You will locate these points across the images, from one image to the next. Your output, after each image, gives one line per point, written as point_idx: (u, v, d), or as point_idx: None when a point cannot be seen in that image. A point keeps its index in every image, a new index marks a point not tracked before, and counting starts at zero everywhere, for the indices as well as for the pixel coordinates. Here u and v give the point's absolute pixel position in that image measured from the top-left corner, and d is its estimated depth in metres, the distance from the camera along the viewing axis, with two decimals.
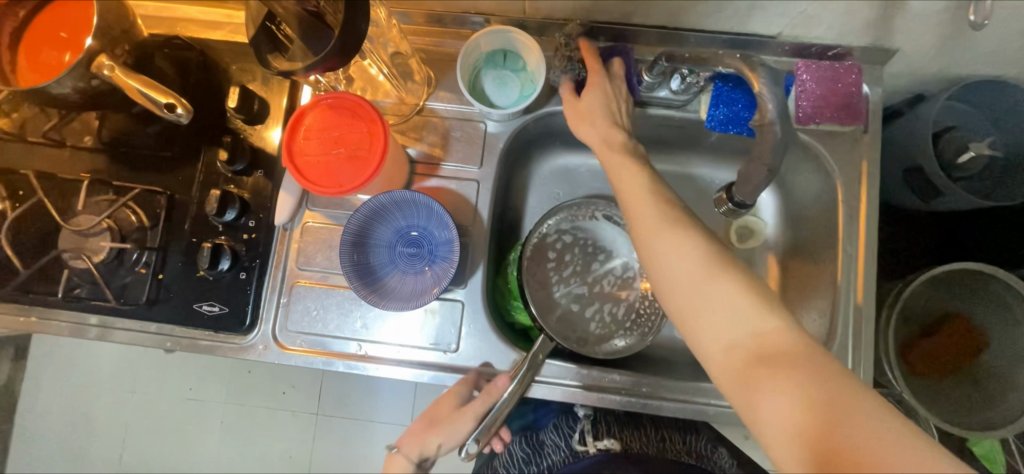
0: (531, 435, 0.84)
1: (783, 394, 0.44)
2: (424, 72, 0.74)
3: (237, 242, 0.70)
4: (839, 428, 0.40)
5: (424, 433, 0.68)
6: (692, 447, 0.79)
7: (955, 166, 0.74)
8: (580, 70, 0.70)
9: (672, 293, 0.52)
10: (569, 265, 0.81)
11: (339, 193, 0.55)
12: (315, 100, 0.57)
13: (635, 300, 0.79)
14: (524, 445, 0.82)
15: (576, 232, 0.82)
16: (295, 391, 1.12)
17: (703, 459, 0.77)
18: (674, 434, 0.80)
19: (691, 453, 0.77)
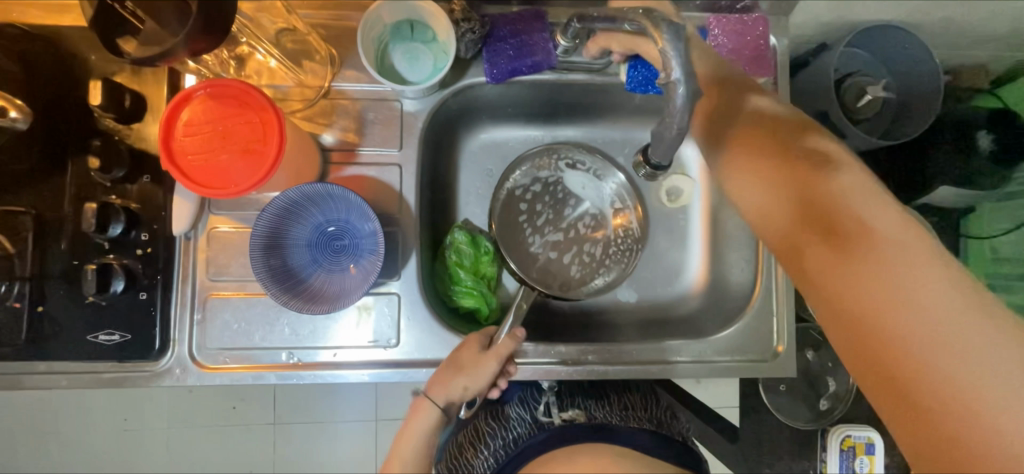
0: (498, 411, 0.82)
1: (803, 182, 0.48)
2: (326, 50, 0.67)
3: (130, 260, 0.62)
4: (866, 219, 0.44)
5: (455, 371, 0.64)
6: (656, 416, 0.80)
7: (855, 110, 0.79)
8: (495, 38, 0.67)
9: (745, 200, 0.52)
10: (541, 214, 0.83)
11: (237, 194, 0.49)
12: (189, 90, 0.49)
13: (609, 240, 0.82)
14: (490, 422, 0.80)
15: (541, 181, 0.83)
16: (245, 402, 1.03)
17: (667, 425, 0.78)
18: (638, 403, 0.81)
19: (655, 420, 0.78)
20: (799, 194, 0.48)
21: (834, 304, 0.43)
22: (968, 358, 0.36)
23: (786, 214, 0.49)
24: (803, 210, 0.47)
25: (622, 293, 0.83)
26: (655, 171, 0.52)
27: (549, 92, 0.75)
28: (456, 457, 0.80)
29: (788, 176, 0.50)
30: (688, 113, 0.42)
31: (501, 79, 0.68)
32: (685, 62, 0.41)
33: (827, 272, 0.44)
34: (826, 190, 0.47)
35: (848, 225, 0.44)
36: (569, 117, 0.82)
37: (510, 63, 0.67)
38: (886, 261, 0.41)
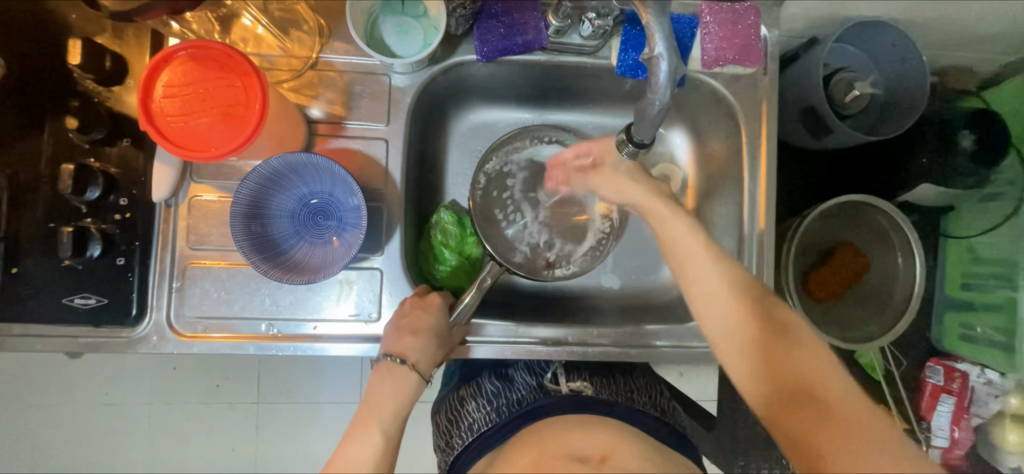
0: (503, 373, 0.79)
1: (748, 326, 0.53)
2: (313, 19, 0.66)
3: (108, 224, 0.61)
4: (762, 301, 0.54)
5: (417, 326, 0.63)
6: (659, 403, 0.75)
7: (843, 105, 0.80)
8: (487, 15, 0.66)
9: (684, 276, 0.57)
10: (524, 194, 0.82)
11: (215, 158, 0.49)
12: (170, 50, 0.48)
13: (591, 225, 0.80)
14: (495, 380, 0.77)
15: (528, 161, 0.82)
16: (229, 382, 1.03)
17: (669, 414, 0.74)
18: (643, 388, 0.76)
19: (658, 408, 0.73)
20: (748, 335, 0.53)
21: (813, 452, 0.47)
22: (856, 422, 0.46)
23: (767, 380, 0.51)
24: (734, 331, 0.53)
25: (605, 280, 0.85)
26: (638, 150, 0.51)
27: (540, 75, 0.75)
28: (456, 409, 0.76)
29: (737, 319, 0.54)
30: (670, 87, 0.44)
31: (492, 57, 0.68)
32: (670, 38, 0.43)
33: (807, 431, 0.47)
34: (723, 296, 0.55)
35: (808, 391, 0.49)
36: (559, 102, 0.82)
37: (501, 41, 0.67)
38: (786, 348, 0.51)
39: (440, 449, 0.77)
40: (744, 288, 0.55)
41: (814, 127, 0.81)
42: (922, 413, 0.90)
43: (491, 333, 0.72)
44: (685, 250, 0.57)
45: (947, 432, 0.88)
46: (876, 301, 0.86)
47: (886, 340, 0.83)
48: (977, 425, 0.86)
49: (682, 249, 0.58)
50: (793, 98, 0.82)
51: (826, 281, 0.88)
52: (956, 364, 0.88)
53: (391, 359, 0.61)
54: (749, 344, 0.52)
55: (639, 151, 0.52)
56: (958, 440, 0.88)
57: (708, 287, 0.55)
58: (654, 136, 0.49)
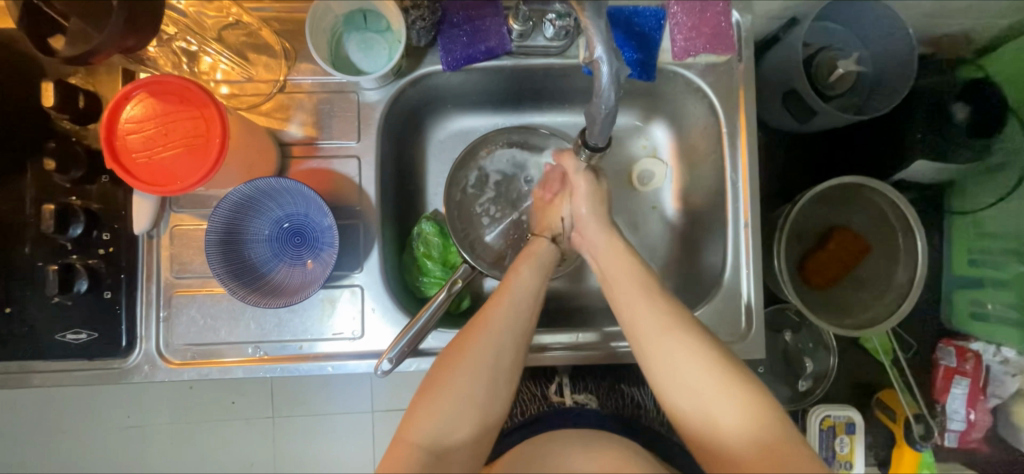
0: None
1: (695, 375, 0.51)
2: (279, 42, 0.67)
3: (94, 259, 0.63)
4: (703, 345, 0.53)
5: (552, 207, 0.73)
6: (665, 418, 0.73)
7: (828, 84, 0.77)
8: (448, 24, 0.66)
9: (624, 312, 0.58)
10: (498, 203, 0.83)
11: (182, 190, 0.50)
12: (129, 88, 0.49)
13: None
14: None
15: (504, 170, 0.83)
16: (245, 397, 1.05)
17: (675, 431, 0.72)
18: (651, 403, 0.73)
19: (663, 422, 0.72)
20: (695, 385, 0.51)
21: None
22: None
23: (714, 429, 0.50)
24: (682, 381, 0.52)
25: (596, 280, 0.84)
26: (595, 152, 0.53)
27: (510, 79, 0.74)
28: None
29: (683, 371, 0.52)
30: (615, 89, 0.44)
31: (458, 66, 0.68)
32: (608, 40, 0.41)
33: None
34: (662, 345, 0.54)
35: (755, 444, 0.48)
36: (535, 105, 0.81)
37: (465, 49, 0.66)
38: (738, 392, 0.50)
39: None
40: (684, 331, 0.54)
41: (798, 111, 0.78)
42: (936, 395, 0.88)
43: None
44: (627, 294, 0.59)
45: (964, 415, 0.85)
46: (877, 284, 0.84)
47: (890, 324, 0.80)
48: (995, 406, 0.83)
49: (627, 302, 0.58)
50: (775, 81, 0.79)
51: (824, 266, 0.85)
52: (969, 345, 0.85)
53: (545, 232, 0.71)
54: (697, 394, 0.51)
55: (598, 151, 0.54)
56: (977, 422, 0.85)
57: (654, 335, 0.55)
58: (608, 137, 0.50)
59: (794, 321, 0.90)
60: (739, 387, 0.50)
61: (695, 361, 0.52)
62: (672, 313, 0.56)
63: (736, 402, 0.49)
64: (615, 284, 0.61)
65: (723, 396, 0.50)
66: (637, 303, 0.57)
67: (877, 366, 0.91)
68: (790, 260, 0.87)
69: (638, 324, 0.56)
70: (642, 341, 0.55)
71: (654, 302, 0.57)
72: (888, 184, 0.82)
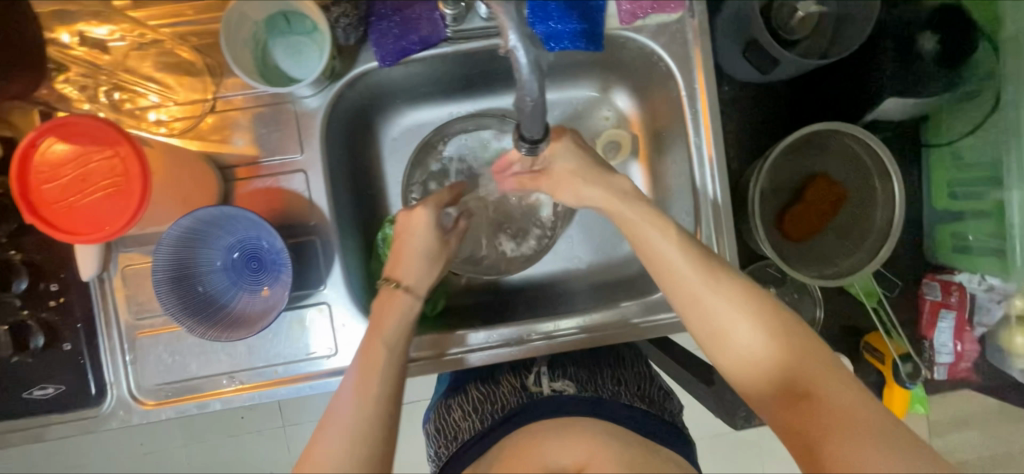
0: (490, 376, 0.75)
1: (739, 331, 0.52)
2: (200, 59, 0.62)
3: (46, 312, 0.61)
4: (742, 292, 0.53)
5: (407, 254, 0.64)
6: (647, 394, 0.71)
7: (790, 28, 0.73)
8: (377, 16, 0.62)
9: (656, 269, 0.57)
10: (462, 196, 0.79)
11: (110, 236, 0.47)
12: (34, 134, 0.46)
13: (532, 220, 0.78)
14: (482, 386, 0.74)
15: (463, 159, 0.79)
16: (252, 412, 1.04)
17: (658, 405, 0.69)
18: (632, 380, 0.73)
19: (647, 400, 0.69)
20: (738, 339, 0.52)
21: (814, 446, 0.46)
22: (855, 415, 0.46)
23: (758, 378, 0.51)
24: (719, 329, 0.53)
25: (572, 262, 0.82)
26: (535, 147, 0.46)
27: (455, 66, 0.70)
28: (444, 416, 0.74)
29: (724, 327, 0.52)
30: (538, 80, 0.37)
31: (393, 61, 0.63)
32: (521, 24, 0.35)
33: (800, 427, 0.48)
34: (700, 294, 0.54)
35: (801, 387, 0.49)
36: (487, 89, 0.77)
37: (397, 41, 0.62)
38: (774, 334, 0.51)
39: (430, 458, 0.74)
40: (721, 280, 0.54)
41: (760, 62, 0.75)
42: (923, 331, 0.88)
43: (469, 342, 0.69)
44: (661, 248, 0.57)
45: (951, 347, 0.85)
46: (857, 230, 0.82)
47: (871, 270, 0.79)
48: (981, 335, 0.82)
49: (669, 262, 0.56)
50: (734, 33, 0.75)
51: (804, 218, 0.83)
52: (953, 277, 0.85)
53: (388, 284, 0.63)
54: (740, 349, 0.52)
55: (539, 146, 0.46)
56: (964, 353, 0.84)
57: (692, 296, 0.54)
58: (546, 126, 0.43)
59: (776, 276, 0.89)
60: (783, 333, 0.51)
61: (738, 316, 0.52)
62: (709, 263, 0.55)
63: (774, 343, 0.51)
64: (649, 247, 0.58)
65: (760, 339, 0.51)
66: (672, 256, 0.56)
67: (864, 309, 0.91)
68: (768, 216, 0.85)
69: (676, 286, 0.55)
70: (683, 302, 0.55)
71: (691, 254, 0.56)
72: (861, 127, 0.80)
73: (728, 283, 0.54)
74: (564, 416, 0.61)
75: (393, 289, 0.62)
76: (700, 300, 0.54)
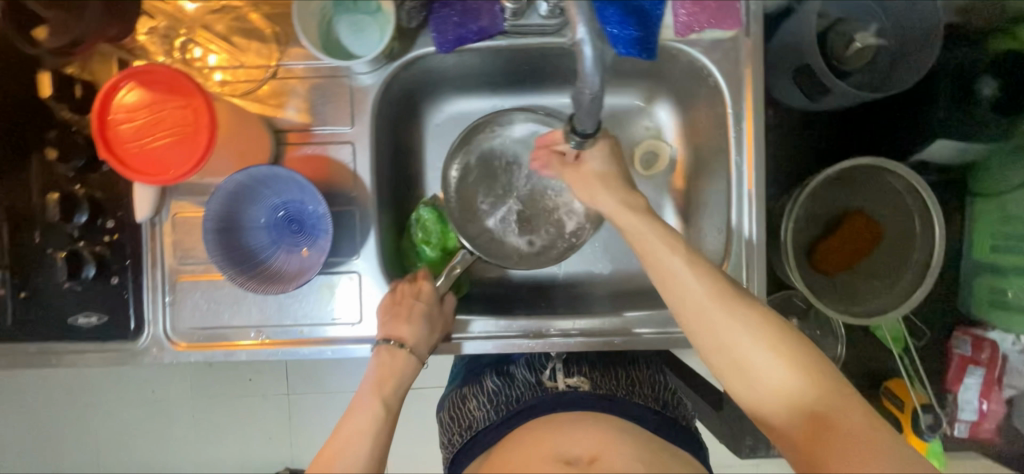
0: (504, 370, 0.77)
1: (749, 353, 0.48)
2: (270, 26, 0.66)
3: (100, 246, 0.65)
4: (758, 317, 0.50)
5: (410, 316, 0.65)
6: (660, 395, 0.72)
7: (845, 59, 0.72)
8: (440, 4, 0.64)
9: (665, 287, 0.53)
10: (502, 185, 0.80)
11: (173, 180, 0.51)
12: (119, 77, 0.49)
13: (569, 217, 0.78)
14: (495, 379, 0.75)
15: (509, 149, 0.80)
16: (261, 374, 1.08)
17: (670, 407, 0.71)
18: (646, 380, 0.73)
19: (660, 401, 0.70)
20: (748, 362, 0.49)
21: None
22: (879, 454, 0.42)
23: (768, 403, 0.48)
24: (729, 355, 0.49)
25: (595, 266, 0.83)
26: (584, 141, 0.47)
27: (507, 61, 0.72)
28: (458, 407, 0.75)
29: (732, 349, 0.49)
30: (600, 74, 0.38)
31: (450, 48, 0.66)
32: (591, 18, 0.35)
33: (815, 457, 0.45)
34: (710, 318, 0.50)
35: (813, 414, 0.45)
36: (534, 87, 0.79)
37: (456, 30, 0.64)
38: (789, 363, 0.47)
39: (444, 444, 0.76)
40: (734, 304, 0.51)
41: (810, 89, 0.74)
42: (949, 384, 0.85)
43: (473, 329, 0.72)
44: (671, 268, 0.53)
45: (976, 405, 0.83)
46: (890, 271, 0.80)
47: (900, 313, 0.77)
48: (1010, 397, 0.80)
49: (676, 277, 0.53)
50: (787, 58, 0.75)
51: (835, 252, 0.82)
52: (985, 333, 0.82)
53: (389, 343, 0.64)
54: (749, 373, 0.49)
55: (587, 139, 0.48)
56: (989, 413, 0.82)
57: (699, 315, 0.51)
58: (597, 122, 0.45)
59: (799, 308, 0.88)
60: (793, 357, 0.48)
61: (746, 337, 0.49)
62: (720, 285, 0.52)
63: (790, 371, 0.47)
64: (655, 260, 0.54)
65: (774, 367, 0.47)
66: (683, 276, 0.52)
67: (886, 354, 0.89)
68: (800, 246, 0.83)
69: (682, 303, 0.52)
70: (690, 320, 0.52)
71: (702, 274, 0.52)
72: (906, 168, 0.78)
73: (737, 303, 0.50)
74: (576, 420, 0.61)
75: (398, 349, 0.63)
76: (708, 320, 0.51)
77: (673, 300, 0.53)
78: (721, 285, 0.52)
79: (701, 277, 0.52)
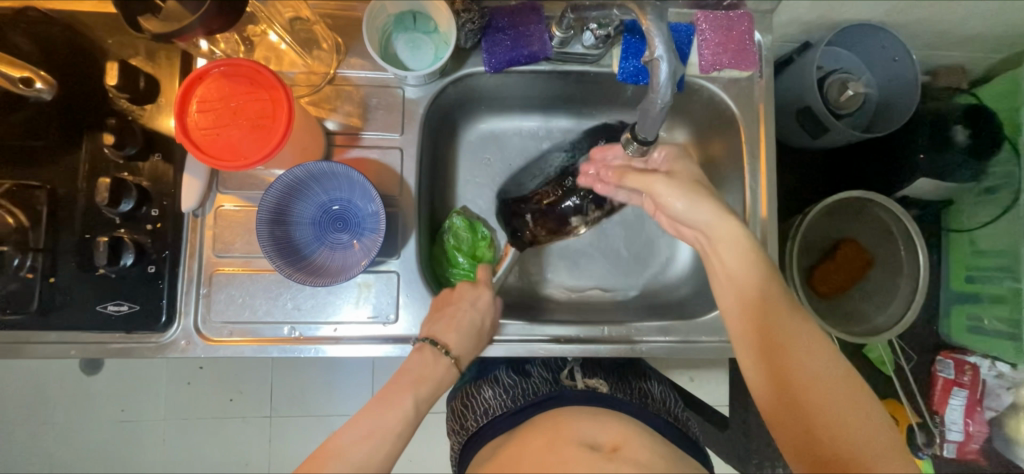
0: (520, 367, 0.78)
1: (803, 387, 0.50)
2: (331, 39, 0.71)
3: (140, 234, 0.65)
4: (811, 352, 0.51)
5: (458, 324, 0.66)
6: (671, 410, 0.73)
7: (839, 105, 0.83)
8: (494, 29, 0.71)
9: (735, 305, 0.57)
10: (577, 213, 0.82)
11: (244, 166, 0.54)
12: (205, 68, 0.54)
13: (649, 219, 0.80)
14: (511, 374, 0.76)
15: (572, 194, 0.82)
16: (243, 396, 1.05)
17: (680, 421, 0.72)
18: (658, 395, 0.74)
19: (672, 414, 0.72)
20: (801, 392, 0.50)
21: None
22: None
23: (803, 439, 0.49)
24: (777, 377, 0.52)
25: (613, 279, 0.86)
26: (643, 147, 0.58)
27: (544, 86, 0.79)
28: (472, 394, 0.76)
29: (788, 374, 0.51)
30: (672, 87, 0.49)
31: (499, 68, 0.72)
32: (668, 41, 0.48)
33: None
34: (770, 339, 0.53)
35: (853, 458, 0.47)
36: (561, 112, 0.85)
37: (508, 52, 0.71)
38: (830, 402, 0.49)
39: (454, 434, 0.76)
40: (793, 335, 0.52)
41: (811, 126, 0.83)
42: (935, 406, 0.91)
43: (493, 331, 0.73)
44: (744, 284, 0.56)
45: (961, 426, 0.89)
46: (882, 294, 0.87)
47: (893, 334, 0.83)
48: (989, 418, 0.86)
49: (750, 298, 0.56)
50: (790, 99, 0.85)
51: (832, 275, 0.88)
52: (967, 357, 0.87)
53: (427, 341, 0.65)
54: (799, 407, 0.50)
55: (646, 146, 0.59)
56: (974, 434, 0.88)
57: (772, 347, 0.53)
58: (656, 131, 0.56)
59: None
60: (840, 400, 0.49)
61: (798, 368, 0.51)
62: (787, 316, 0.53)
63: (832, 411, 0.49)
64: (737, 284, 0.57)
65: (817, 403, 0.49)
66: (754, 293, 0.55)
67: (880, 376, 0.94)
68: (800, 269, 0.90)
69: (757, 330, 0.54)
70: (750, 339, 0.55)
71: (775, 300, 0.55)
72: (894, 202, 0.86)
73: (803, 332, 0.52)
74: (608, 418, 0.62)
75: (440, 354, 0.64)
76: (780, 353, 0.52)
77: (739, 317, 0.56)
78: (788, 315, 0.54)
79: (773, 302, 0.55)
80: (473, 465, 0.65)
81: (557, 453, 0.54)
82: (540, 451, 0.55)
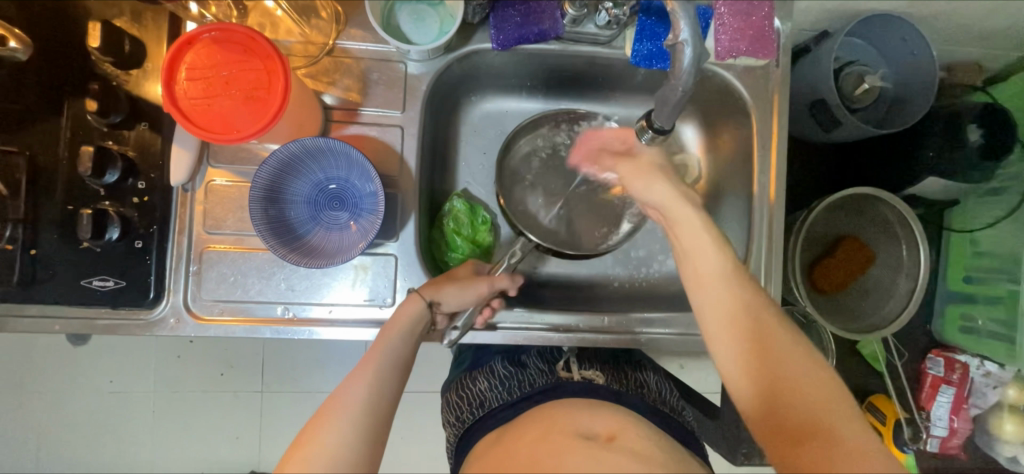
0: (517, 358, 0.78)
1: (762, 348, 0.49)
2: (331, 7, 0.67)
3: (126, 207, 0.62)
4: (761, 315, 0.50)
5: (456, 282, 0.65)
6: (667, 401, 0.73)
7: (853, 98, 0.81)
8: (504, 4, 0.68)
9: (691, 278, 0.54)
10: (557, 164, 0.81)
11: (238, 140, 0.51)
12: (195, 32, 0.51)
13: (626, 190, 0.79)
14: (509, 365, 0.75)
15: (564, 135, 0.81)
16: (234, 371, 1.04)
17: (677, 412, 0.72)
18: (654, 387, 0.74)
19: (667, 405, 0.71)
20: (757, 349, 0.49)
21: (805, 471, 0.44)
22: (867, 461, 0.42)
23: (761, 397, 0.47)
24: (731, 335, 0.50)
25: (612, 270, 0.85)
26: (657, 136, 0.58)
27: (552, 65, 0.76)
28: (468, 385, 0.75)
29: (746, 338, 0.49)
30: (694, 74, 0.47)
31: (508, 46, 0.69)
32: (694, 25, 0.46)
33: (806, 456, 0.44)
34: (722, 304, 0.51)
35: (813, 419, 0.45)
36: (568, 94, 0.82)
37: (517, 30, 0.68)
38: (781, 355, 0.48)
39: (449, 422, 0.75)
40: (744, 300, 0.51)
41: (823, 120, 0.81)
42: (922, 402, 0.91)
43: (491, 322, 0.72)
44: (697, 246, 0.54)
45: (947, 422, 0.89)
46: (881, 292, 0.87)
47: (890, 333, 0.83)
48: (976, 415, 0.88)
49: (701, 264, 0.54)
50: (804, 90, 0.82)
51: (831, 271, 0.88)
52: (956, 356, 0.88)
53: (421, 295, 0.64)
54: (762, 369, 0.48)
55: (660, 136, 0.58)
56: (957, 430, 0.89)
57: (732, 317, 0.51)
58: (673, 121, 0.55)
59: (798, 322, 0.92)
60: (796, 364, 0.48)
61: (744, 330, 0.50)
62: (739, 289, 0.52)
63: (789, 368, 0.47)
64: (688, 249, 0.55)
65: (766, 364, 0.48)
66: (702, 261, 0.53)
67: (871, 372, 0.95)
68: (801, 264, 0.90)
69: (729, 332, 0.50)
70: (702, 305, 0.53)
71: (727, 272, 0.52)
72: (901, 200, 0.85)
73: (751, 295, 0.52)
74: (608, 412, 0.60)
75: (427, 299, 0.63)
76: (736, 322, 0.50)
77: (696, 287, 0.54)
78: (738, 284, 0.52)
79: (722, 271, 0.53)
80: (470, 456, 0.64)
81: (556, 445, 0.53)
82: (540, 439, 0.55)
